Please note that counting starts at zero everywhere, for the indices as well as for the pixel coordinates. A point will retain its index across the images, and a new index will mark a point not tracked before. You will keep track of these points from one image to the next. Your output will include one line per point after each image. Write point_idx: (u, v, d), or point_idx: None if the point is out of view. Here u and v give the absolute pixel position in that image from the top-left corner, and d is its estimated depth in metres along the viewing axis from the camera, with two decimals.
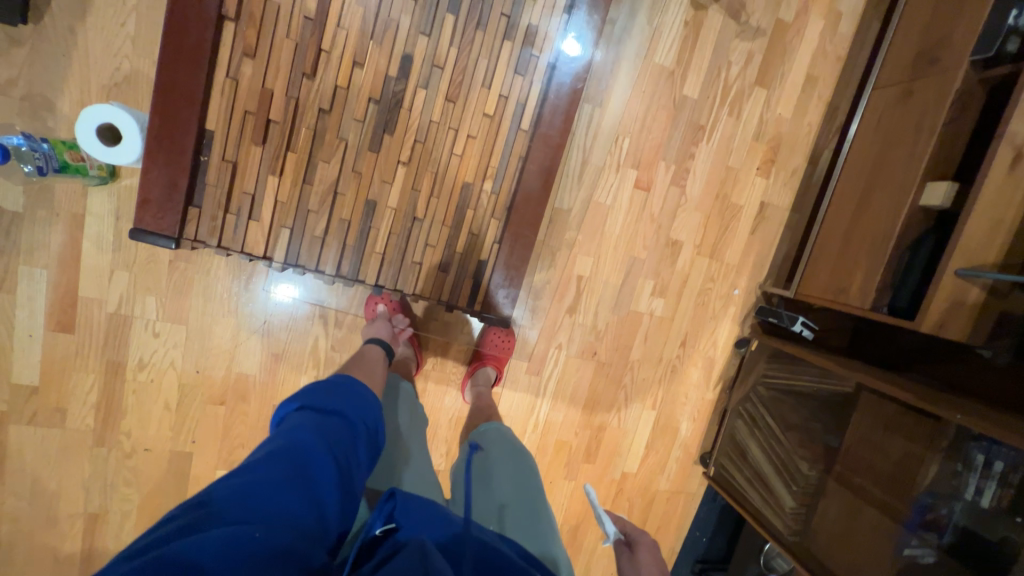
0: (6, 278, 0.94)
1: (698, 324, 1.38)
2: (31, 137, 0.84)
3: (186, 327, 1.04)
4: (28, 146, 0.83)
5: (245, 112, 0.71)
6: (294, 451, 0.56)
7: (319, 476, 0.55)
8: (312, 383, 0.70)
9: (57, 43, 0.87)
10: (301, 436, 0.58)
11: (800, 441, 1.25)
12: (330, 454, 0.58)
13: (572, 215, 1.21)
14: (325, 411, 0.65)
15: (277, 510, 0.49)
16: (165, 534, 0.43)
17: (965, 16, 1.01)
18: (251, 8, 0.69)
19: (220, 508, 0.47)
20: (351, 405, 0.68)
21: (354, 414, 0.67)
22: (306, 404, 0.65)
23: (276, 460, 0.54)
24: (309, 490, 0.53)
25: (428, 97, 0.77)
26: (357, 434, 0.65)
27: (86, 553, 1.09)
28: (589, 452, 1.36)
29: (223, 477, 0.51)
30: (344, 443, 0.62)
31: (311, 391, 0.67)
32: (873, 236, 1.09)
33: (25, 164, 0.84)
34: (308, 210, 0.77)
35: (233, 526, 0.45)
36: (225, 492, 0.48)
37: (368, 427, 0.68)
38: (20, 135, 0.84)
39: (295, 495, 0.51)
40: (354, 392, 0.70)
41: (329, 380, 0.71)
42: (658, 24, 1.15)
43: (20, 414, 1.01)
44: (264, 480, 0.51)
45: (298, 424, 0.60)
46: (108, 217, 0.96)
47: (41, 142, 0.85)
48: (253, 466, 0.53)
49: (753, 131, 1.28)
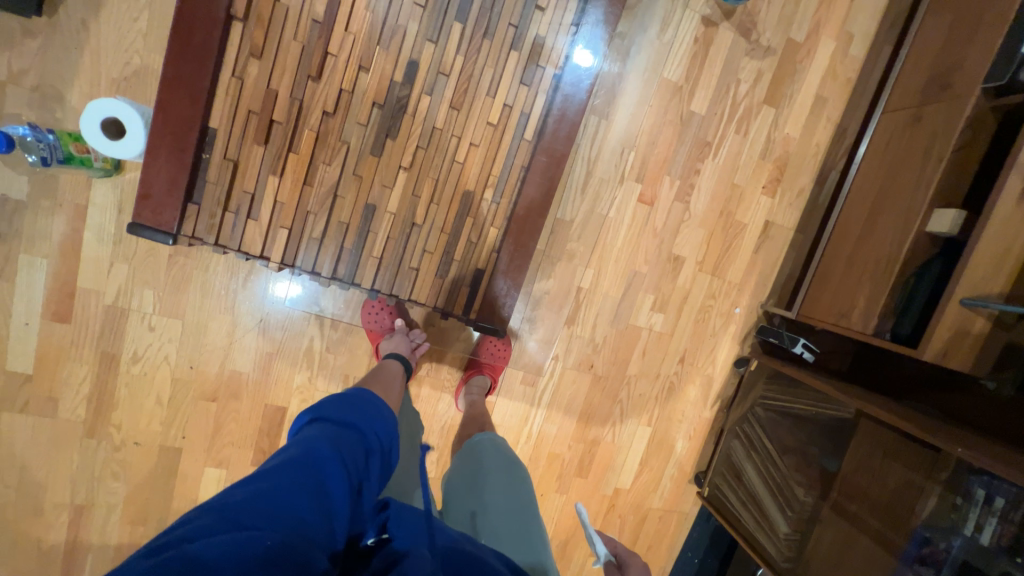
0: (6, 265, 0.95)
1: (697, 341, 1.37)
2: (37, 128, 0.86)
3: (183, 322, 1.04)
4: (33, 137, 0.84)
5: (249, 112, 0.72)
6: (307, 460, 0.55)
7: (331, 486, 0.54)
8: (327, 397, 0.69)
9: (69, 35, 0.88)
10: (317, 445, 0.57)
11: (796, 465, 1.23)
12: (342, 464, 0.56)
13: (574, 226, 1.20)
14: (340, 424, 0.64)
15: (290, 516, 0.48)
16: (180, 536, 0.42)
17: (978, 44, 1.01)
18: (260, 9, 0.69)
19: (234, 511, 0.46)
20: (366, 418, 0.67)
21: (369, 428, 0.66)
22: (320, 416, 0.65)
23: (290, 467, 0.53)
24: (322, 499, 0.52)
25: (433, 103, 0.77)
26: (370, 447, 0.64)
27: (69, 544, 1.08)
28: (582, 466, 1.35)
29: (239, 484, 0.50)
30: (357, 454, 0.60)
31: (327, 404, 0.67)
32: (878, 261, 1.08)
33: (29, 155, 0.86)
34: (307, 212, 0.76)
35: (247, 531, 0.44)
36: (239, 498, 0.48)
37: (382, 443, 0.67)
38: (27, 126, 0.86)
39: (307, 502, 0.50)
40: (368, 406, 0.69)
41: (344, 394, 0.71)
42: (668, 39, 1.14)
43: (12, 401, 1.01)
44: (278, 486, 0.50)
45: (314, 435, 0.60)
46: (110, 210, 0.96)
47: (47, 133, 0.86)
48: (267, 473, 0.52)
49: (760, 150, 1.27)
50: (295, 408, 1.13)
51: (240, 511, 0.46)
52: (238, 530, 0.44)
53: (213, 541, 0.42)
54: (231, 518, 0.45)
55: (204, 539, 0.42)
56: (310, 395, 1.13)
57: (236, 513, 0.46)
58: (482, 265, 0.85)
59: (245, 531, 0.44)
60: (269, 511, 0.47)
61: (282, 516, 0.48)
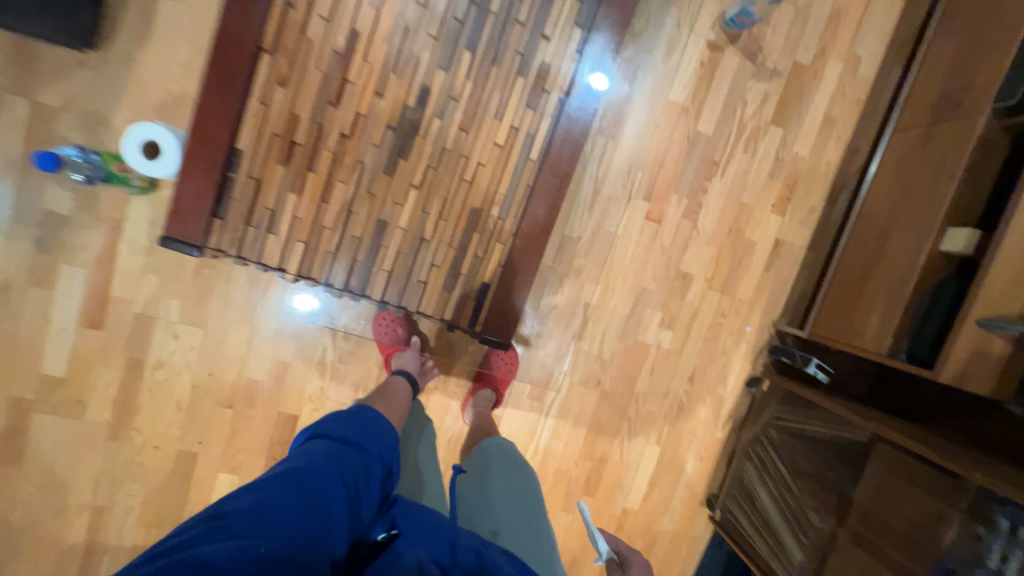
0: (47, 275, 1.02)
1: (706, 359, 1.36)
2: (85, 149, 0.95)
3: (204, 330, 1.09)
4: (80, 157, 0.94)
5: (273, 134, 0.77)
6: (307, 473, 0.57)
7: (330, 500, 0.56)
8: (329, 415, 0.72)
9: (117, 66, 0.96)
10: (316, 460, 0.60)
11: (810, 490, 1.19)
12: (341, 479, 0.59)
13: (581, 242, 1.22)
14: (341, 440, 0.66)
15: (287, 526, 0.50)
16: (183, 540, 0.45)
17: (987, 65, 1.01)
18: (286, 42, 0.75)
19: (234, 519, 0.48)
20: (366, 436, 0.69)
21: (369, 445, 0.68)
22: (321, 433, 0.67)
23: (293, 479, 0.56)
24: (320, 511, 0.54)
25: (443, 126, 0.81)
26: (373, 462, 0.67)
27: (88, 544, 1.12)
28: (589, 484, 1.33)
29: (240, 493, 0.53)
30: (357, 471, 0.62)
31: (329, 422, 0.69)
32: (891, 280, 1.06)
33: (77, 173, 0.95)
34: (323, 227, 0.81)
35: (244, 539, 0.46)
36: (240, 506, 0.50)
37: (381, 461, 0.68)
38: (77, 146, 0.95)
39: (305, 513, 0.52)
40: (369, 423, 0.71)
41: (345, 413, 0.73)
42: (675, 61, 1.17)
43: (45, 403, 1.07)
44: (278, 496, 0.52)
45: (315, 449, 0.62)
46: (144, 223, 1.03)
47: (94, 154, 0.95)
48: (268, 484, 0.54)
49: (769, 169, 1.28)
50: (306, 416, 1.16)
51: (242, 519, 0.48)
52: (235, 538, 0.46)
53: (212, 547, 0.44)
54: (231, 527, 0.47)
55: (203, 544, 0.45)
56: (322, 404, 1.16)
57: (236, 522, 0.48)
58: (488, 279, 0.88)
59: (243, 538, 0.46)
60: (267, 519, 0.49)
61: (280, 525, 0.50)
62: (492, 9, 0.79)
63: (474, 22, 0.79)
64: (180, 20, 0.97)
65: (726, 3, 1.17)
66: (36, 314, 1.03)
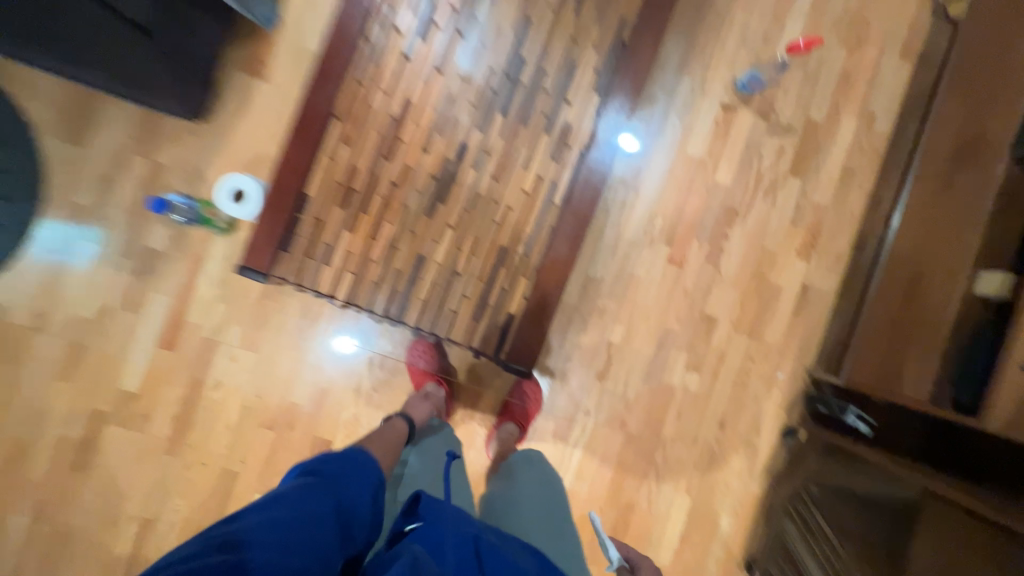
0: (137, 301, 1.18)
1: (736, 405, 1.33)
2: (188, 197, 1.16)
3: (259, 355, 1.21)
4: (182, 204, 1.14)
5: (335, 182, 0.91)
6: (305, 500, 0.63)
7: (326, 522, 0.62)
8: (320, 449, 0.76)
9: (215, 132, 1.17)
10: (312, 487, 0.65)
11: (859, 554, 1.04)
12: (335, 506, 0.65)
13: (605, 283, 1.28)
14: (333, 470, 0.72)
15: (293, 542, 0.56)
16: (201, 552, 0.51)
17: (1001, 117, 1.04)
18: (352, 108, 0.90)
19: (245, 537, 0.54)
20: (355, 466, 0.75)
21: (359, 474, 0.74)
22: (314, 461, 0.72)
23: (290, 507, 0.61)
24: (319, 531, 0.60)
25: (477, 175, 0.93)
26: (366, 494, 0.71)
27: (134, 555, 1.19)
28: (615, 533, 1.29)
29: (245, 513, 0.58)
30: (350, 497, 0.68)
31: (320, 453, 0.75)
32: (928, 325, 1.03)
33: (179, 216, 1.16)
34: (370, 260, 0.92)
35: (257, 553, 0.52)
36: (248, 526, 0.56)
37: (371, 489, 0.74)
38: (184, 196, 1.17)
39: (307, 533, 0.59)
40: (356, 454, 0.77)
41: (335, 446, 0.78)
42: (691, 120, 1.27)
43: (116, 416, 1.19)
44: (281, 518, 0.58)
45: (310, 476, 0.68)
46: (220, 259, 1.19)
47: (193, 201, 1.16)
48: (271, 506, 0.60)
49: (790, 217, 1.32)
50: (339, 441, 1.23)
51: (252, 537, 0.54)
52: (247, 552, 0.52)
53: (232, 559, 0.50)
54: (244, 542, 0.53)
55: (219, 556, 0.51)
56: (355, 430, 1.23)
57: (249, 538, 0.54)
58: (513, 311, 0.95)
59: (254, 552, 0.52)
60: (274, 537, 0.55)
61: (288, 541, 0.56)
62: (523, 80, 0.93)
63: (507, 90, 0.92)
64: (268, 96, 1.18)
65: (738, 69, 1.28)
66: (122, 336, 1.18)
